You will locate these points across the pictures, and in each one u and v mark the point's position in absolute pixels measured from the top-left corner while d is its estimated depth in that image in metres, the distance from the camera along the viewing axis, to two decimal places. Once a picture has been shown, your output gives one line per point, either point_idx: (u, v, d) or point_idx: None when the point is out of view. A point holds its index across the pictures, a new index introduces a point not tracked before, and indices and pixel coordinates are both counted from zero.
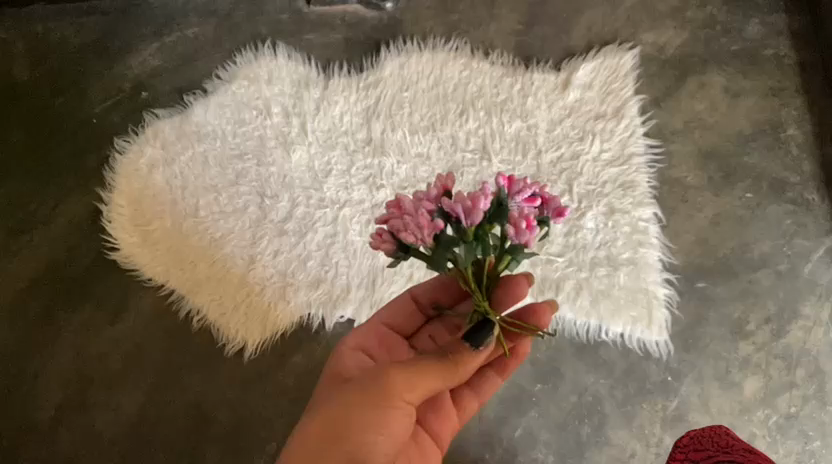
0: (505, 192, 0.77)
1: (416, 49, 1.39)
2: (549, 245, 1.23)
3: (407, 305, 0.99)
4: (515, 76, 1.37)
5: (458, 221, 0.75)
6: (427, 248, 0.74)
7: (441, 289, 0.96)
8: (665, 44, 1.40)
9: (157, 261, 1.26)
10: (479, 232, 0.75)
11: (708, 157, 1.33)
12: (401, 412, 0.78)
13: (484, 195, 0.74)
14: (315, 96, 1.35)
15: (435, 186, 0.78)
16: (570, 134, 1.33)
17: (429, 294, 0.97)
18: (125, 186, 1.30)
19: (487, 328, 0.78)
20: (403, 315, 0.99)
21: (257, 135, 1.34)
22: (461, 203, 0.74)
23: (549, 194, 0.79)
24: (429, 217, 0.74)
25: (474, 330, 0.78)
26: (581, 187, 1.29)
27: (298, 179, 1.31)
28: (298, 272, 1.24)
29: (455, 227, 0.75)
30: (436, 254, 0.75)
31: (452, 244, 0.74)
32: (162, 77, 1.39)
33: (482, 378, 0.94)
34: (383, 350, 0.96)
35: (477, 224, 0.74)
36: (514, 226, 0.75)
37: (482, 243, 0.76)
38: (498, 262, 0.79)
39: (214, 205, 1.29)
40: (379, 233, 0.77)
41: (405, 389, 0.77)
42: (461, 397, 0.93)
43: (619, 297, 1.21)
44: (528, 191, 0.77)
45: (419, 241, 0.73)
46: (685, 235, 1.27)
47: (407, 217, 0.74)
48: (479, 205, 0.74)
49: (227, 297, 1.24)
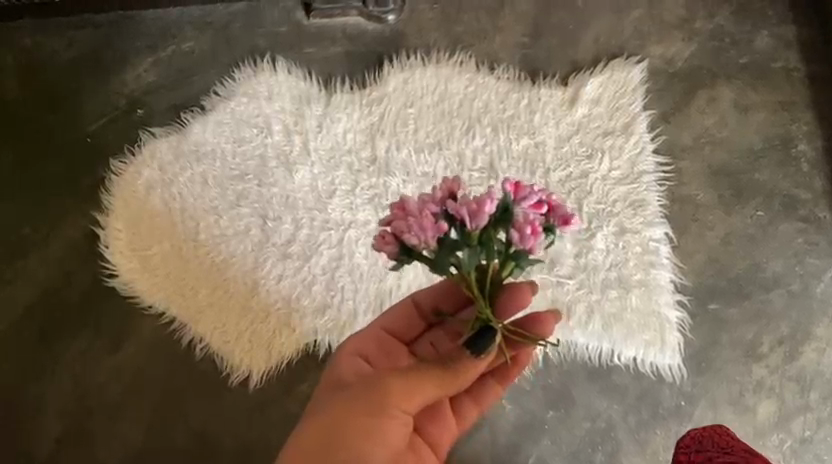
0: (511, 197, 0.75)
1: (419, 64, 1.35)
2: (560, 266, 1.21)
3: (408, 310, 0.96)
4: (521, 92, 1.34)
5: (462, 224, 0.73)
6: (430, 251, 0.73)
7: (445, 295, 0.94)
8: (673, 56, 1.38)
9: (157, 286, 1.22)
10: (483, 236, 0.73)
11: (718, 173, 1.30)
12: (398, 420, 0.78)
13: (489, 199, 0.73)
14: (318, 113, 1.32)
15: (441, 189, 0.76)
16: (578, 151, 1.30)
17: (432, 300, 0.94)
18: (123, 210, 1.26)
19: (489, 335, 0.77)
20: (404, 320, 0.97)
21: (258, 155, 1.30)
22: (466, 206, 0.73)
23: (556, 201, 0.77)
24: (433, 219, 0.73)
25: (476, 336, 0.77)
26: (591, 206, 1.26)
27: (301, 199, 1.27)
28: (303, 296, 1.21)
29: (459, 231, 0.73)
30: (439, 257, 0.73)
31: (455, 246, 0.73)
32: (158, 93, 1.35)
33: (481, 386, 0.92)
34: (382, 356, 0.94)
35: (482, 228, 0.73)
36: (519, 231, 0.73)
37: (486, 248, 0.73)
38: (501, 269, 0.76)
39: (214, 228, 1.25)
40: (383, 234, 0.75)
41: (403, 398, 0.77)
42: (461, 405, 0.93)
43: (631, 320, 1.19)
44: (535, 197, 0.75)
45: (422, 244, 0.72)
46: (697, 255, 1.25)
47: (411, 219, 0.73)
48: (485, 208, 0.72)
49: (231, 326, 1.20)
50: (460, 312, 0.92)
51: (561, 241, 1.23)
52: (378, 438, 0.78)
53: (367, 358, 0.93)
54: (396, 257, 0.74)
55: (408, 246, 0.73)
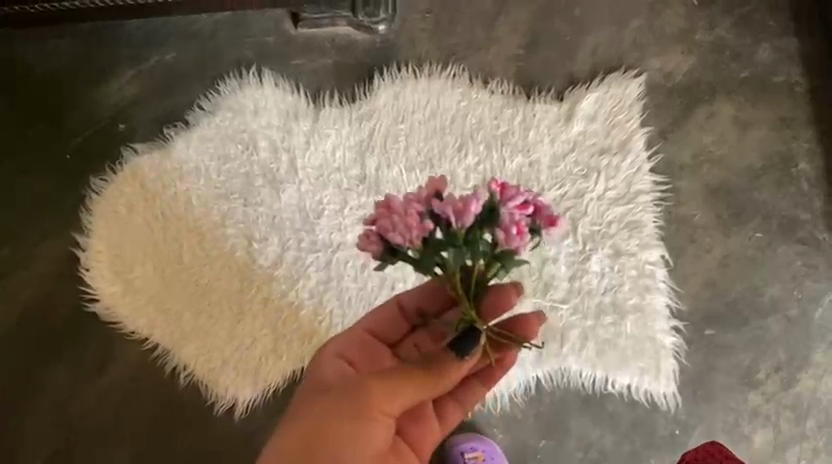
0: (498, 196, 0.71)
1: (411, 77, 1.31)
2: (554, 291, 1.19)
3: (390, 312, 0.93)
4: (515, 107, 1.30)
5: (447, 223, 0.69)
6: (415, 251, 0.69)
7: (429, 295, 0.91)
8: (672, 70, 1.34)
9: (139, 311, 1.19)
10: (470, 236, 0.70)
11: (717, 193, 1.27)
12: (383, 424, 0.76)
13: (476, 198, 0.69)
14: (305, 128, 1.28)
15: (426, 187, 0.72)
16: (574, 170, 1.27)
17: (416, 301, 0.91)
18: (103, 232, 1.23)
19: (473, 337, 0.76)
20: (387, 322, 0.93)
21: (243, 172, 1.26)
22: (452, 204, 0.69)
23: (542, 202, 0.74)
24: (418, 218, 0.69)
25: (461, 339, 0.76)
26: (586, 228, 1.23)
27: (289, 219, 1.23)
28: (291, 321, 1.18)
29: (445, 230, 0.69)
30: (424, 256, 0.69)
31: (440, 247, 0.69)
32: (141, 106, 1.30)
33: (467, 390, 0.90)
34: (365, 357, 0.90)
35: (469, 226, 0.69)
36: (505, 232, 0.69)
37: (472, 248, 0.70)
38: (487, 270, 0.73)
39: (199, 251, 1.21)
40: (367, 233, 0.70)
41: (386, 400, 0.75)
42: (445, 408, 0.89)
43: (626, 347, 1.17)
44: (522, 197, 0.71)
45: (407, 243, 0.68)
46: (693, 278, 1.22)
47: (396, 217, 0.69)
48: (471, 208, 0.69)
49: (215, 353, 1.17)
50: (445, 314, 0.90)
51: (555, 264, 1.20)
52: (363, 440, 0.76)
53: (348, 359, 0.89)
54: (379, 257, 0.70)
55: (391, 245, 0.69)
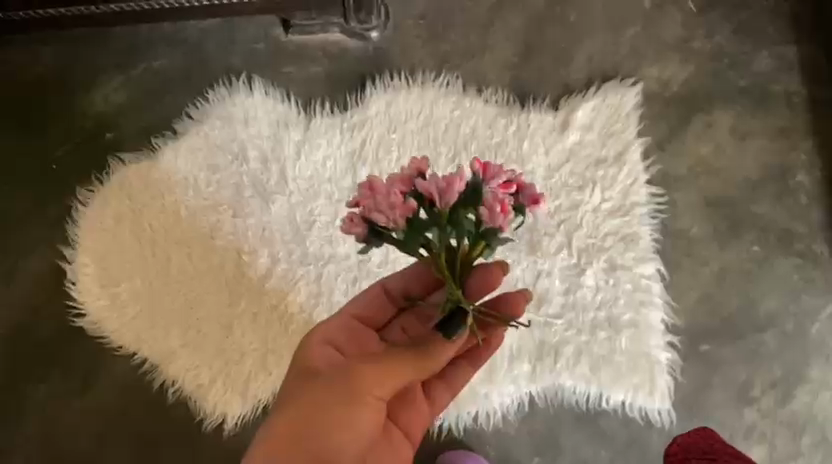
0: (480, 176, 0.75)
1: (404, 85, 1.29)
2: (547, 305, 1.17)
3: (376, 297, 0.95)
4: (510, 116, 1.28)
5: (431, 203, 0.74)
6: (400, 231, 0.73)
7: (415, 279, 0.93)
8: (669, 79, 1.31)
9: (126, 326, 1.17)
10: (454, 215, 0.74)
11: (713, 206, 1.25)
12: (375, 406, 0.77)
13: (459, 177, 0.73)
14: (296, 138, 1.26)
15: (409, 168, 0.77)
16: (569, 181, 1.24)
17: (402, 285, 0.94)
18: (90, 245, 1.21)
19: (460, 317, 0.80)
20: (373, 306, 0.95)
21: (232, 183, 1.23)
22: (435, 184, 0.74)
23: (524, 181, 0.79)
24: (402, 198, 0.73)
25: (448, 319, 0.79)
26: (581, 241, 1.21)
27: (279, 231, 1.21)
28: (281, 336, 1.17)
29: (429, 209, 0.74)
30: (409, 236, 0.73)
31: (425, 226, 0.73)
32: (129, 115, 1.28)
33: (454, 371, 0.93)
34: (352, 342, 0.90)
35: (452, 205, 0.73)
36: (488, 210, 0.73)
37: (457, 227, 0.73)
38: (472, 250, 0.77)
39: (188, 264, 1.20)
40: (352, 215, 0.75)
41: (378, 381, 0.77)
42: (434, 390, 0.93)
43: (620, 363, 1.15)
44: (503, 176, 0.76)
45: (391, 223, 0.72)
46: (689, 293, 1.21)
47: (379, 197, 0.73)
48: (454, 186, 0.73)
49: (204, 369, 1.16)
50: (430, 296, 0.92)
51: (549, 278, 1.19)
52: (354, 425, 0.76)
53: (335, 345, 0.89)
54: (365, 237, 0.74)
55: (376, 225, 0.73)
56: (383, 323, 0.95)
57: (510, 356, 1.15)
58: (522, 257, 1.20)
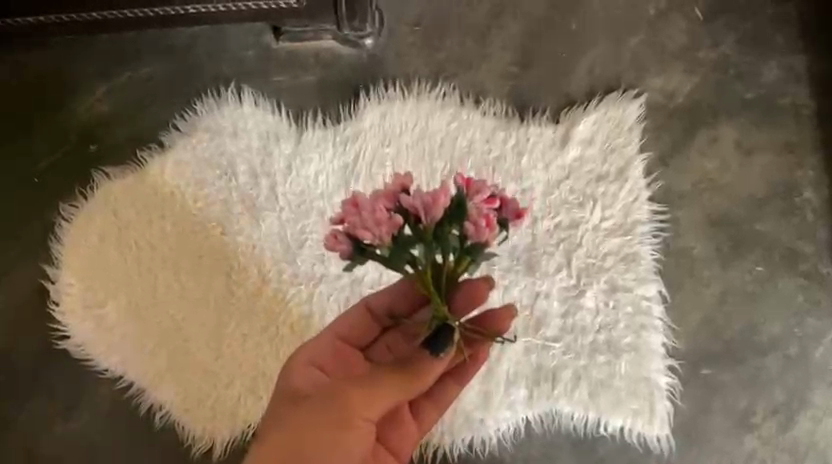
0: (464, 192, 0.75)
1: (399, 96, 1.24)
2: (545, 329, 1.15)
3: (360, 315, 0.91)
4: (508, 129, 1.23)
5: (415, 219, 0.73)
6: (385, 247, 0.72)
7: (400, 298, 0.89)
8: (674, 90, 1.27)
9: (112, 348, 1.14)
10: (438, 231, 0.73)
11: (716, 224, 1.22)
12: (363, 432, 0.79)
13: (443, 192, 0.73)
14: (286, 152, 1.21)
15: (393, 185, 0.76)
16: (569, 198, 1.20)
17: (386, 304, 0.89)
18: (74, 263, 1.17)
19: (446, 334, 0.78)
20: (356, 326, 0.91)
21: (221, 199, 1.19)
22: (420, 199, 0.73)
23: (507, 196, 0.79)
24: (387, 214, 0.72)
25: (435, 337, 0.78)
26: (580, 260, 1.18)
27: (269, 250, 1.17)
28: (271, 359, 1.13)
29: (414, 225, 0.73)
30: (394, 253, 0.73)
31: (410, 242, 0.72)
32: (113, 126, 1.23)
33: (441, 390, 0.92)
34: (337, 364, 0.89)
35: (436, 221, 0.73)
36: (474, 225, 0.73)
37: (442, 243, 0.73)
38: (457, 265, 0.76)
39: (176, 284, 1.16)
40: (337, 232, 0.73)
41: (364, 407, 0.78)
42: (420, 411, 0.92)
43: (619, 388, 1.13)
44: (487, 191, 0.76)
45: (377, 239, 0.72)
46: (691, 315, 1.18)
47: (364, 214, 0.72)
48: (440, 200, 0.73)
49: (193, 393, 1.12)
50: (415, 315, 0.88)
51: (548, 300, 1.16)
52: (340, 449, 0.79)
53: (320, 367, 0.87)
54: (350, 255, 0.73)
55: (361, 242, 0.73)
56: (368, 340, 0.92)
57: (506, 382, 1.12)
58: (520, 277, 1.17)
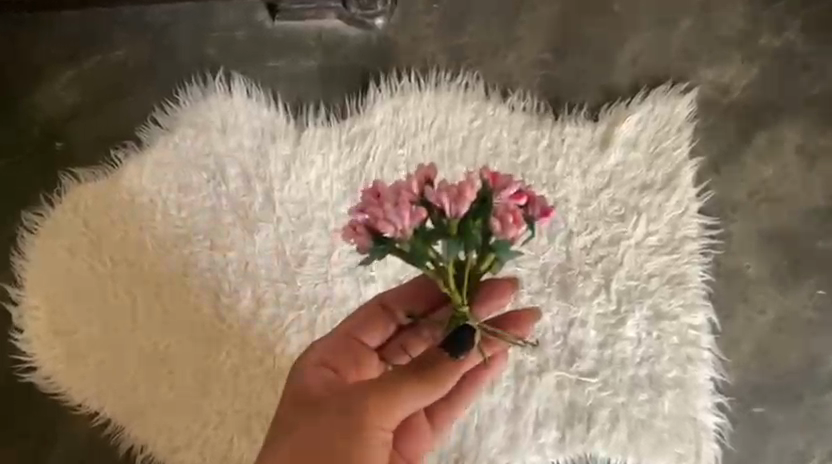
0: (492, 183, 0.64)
1: (414, 88, 1.07)
2: (580, 362, 1.01)
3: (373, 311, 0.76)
4: (540, 128, 1.07)
5: (441, 213, 0.63)
6: (407, 241, 0.62)
7: (417, 293, 0.76)
8: (729, 84, 1.10)
9: (85, 380, 1.00)
10: (465, 226, 0.63)
11: (773, 241, 1.07)
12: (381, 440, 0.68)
13: (471, 184, 0.63)
14: (284, 152, 1.05)
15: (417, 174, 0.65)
16: (609, 210, 1.05)
17: (402, 300, 0.76)
18: (41, 281, 1.03)
19: (467, 335, 0.68)
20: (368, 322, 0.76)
21: (209, 207, 1.04)
22: (446, 190, 0.63)
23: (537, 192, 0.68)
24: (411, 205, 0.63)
25: (453, 339, 0.67)
26: (621, 283, 1.03)
27: (264, 267, 1.02)
28: (267, 395, 0.99)
29: (438, 218, 0.63)
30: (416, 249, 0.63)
31: (433, 235, 0.63)
32: (83, 121, 1.08)
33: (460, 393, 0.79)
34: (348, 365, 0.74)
35: (463, 215, 0.63)
36: (501, 221, 0.63)
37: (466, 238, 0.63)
38: (480, 262, 0.66)
39: (156, 305, 1.01)
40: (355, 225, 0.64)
41: (382, 415, 0.67)
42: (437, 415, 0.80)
43: (662, 430, 1.00)
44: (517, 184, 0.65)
45: (399, 233, 0.62)
46: (742, 345, 1.04)
47: (385, 204, 0.62)
48: (467, 193, 0.62)
49: (179, 432, 0.98)
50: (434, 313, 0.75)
51: (583, 328, 1.02)
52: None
53: (333, 369, 0.73)
54: (368, 250, 0.63)
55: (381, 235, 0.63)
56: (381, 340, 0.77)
57: (534, 423, 1.00)
58: (551, 300, 1.03)
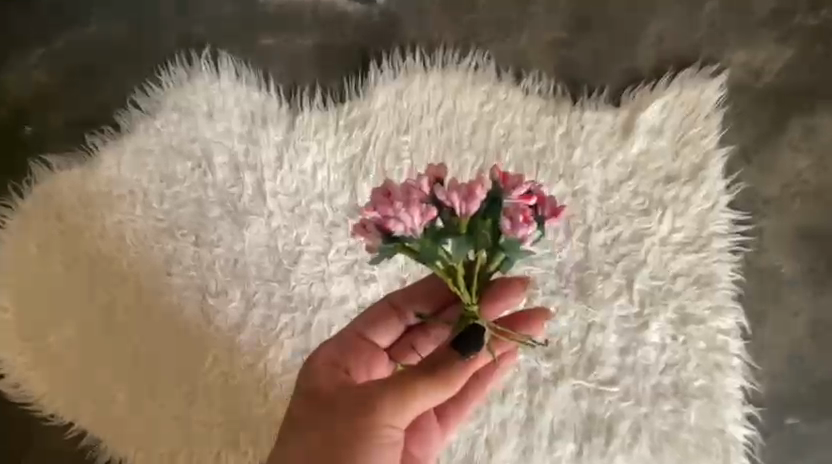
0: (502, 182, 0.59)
1: (419, 68, 0.98)
2: (599, 370, 0.93)
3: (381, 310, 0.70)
4: (556, 114, 0.98)
5: (451, 210, 0.57)
6: (416, 241, 0.57)
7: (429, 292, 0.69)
8: (762, 67, 1.01)
9: (58, 388, 0.92)
10: (474, 225, 0.57)
11: (808, 238, 0.99)
12: (392, 443, 0.64)
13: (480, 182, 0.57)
14: (276, 138, 0.96)
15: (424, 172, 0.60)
16: (632, 204, 0.96)
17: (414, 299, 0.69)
18: (10, 279, 0.94)
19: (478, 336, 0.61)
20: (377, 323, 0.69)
21: (194, 199, 0.95)
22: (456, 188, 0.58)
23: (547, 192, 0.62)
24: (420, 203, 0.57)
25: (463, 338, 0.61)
26: (644, 283, 0.95)
27: (254, 265, 0.93)
28: (257, 405, 0.91)
29: (447, 217, 0.57)
30: (423, 249, 0.57)
31: (441, 235, 0.57)
32: (57, 104, 0.99)
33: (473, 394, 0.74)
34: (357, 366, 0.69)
35: (474, 213, 0.57)
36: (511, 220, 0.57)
37: (476, 237, 0.57)
38: (490, 263, 0.60)
39: (136, 307, 0.92)
40: (362, 223, 0.57)
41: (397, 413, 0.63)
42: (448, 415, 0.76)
43: (688, 443, 0.92)
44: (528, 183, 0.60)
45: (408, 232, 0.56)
46: (774, 351, 0.96)
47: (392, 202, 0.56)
48: (478, 192, 0.57)
49: (161, 446, 0.90)
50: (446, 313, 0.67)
51: (603, 333, 0.94)
52: None
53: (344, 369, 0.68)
54: (377, 251, 0.58)
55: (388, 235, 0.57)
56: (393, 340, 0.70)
57: (549, 435, 0.92)
58: (568, 302, 0.94)
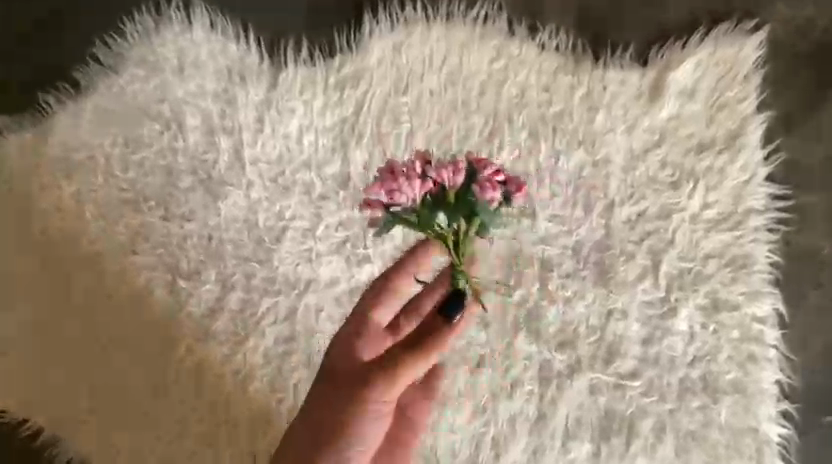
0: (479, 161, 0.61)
1: (420, 20, 0.86)
2: (620, 362, 0.83)
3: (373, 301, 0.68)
4: (576, 73, 0.86)
5: (443, 186, 0.59)
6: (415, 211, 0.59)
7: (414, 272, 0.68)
8: (810, 21, 0.89)
9: (12, 379, 0.82)
10: (461, 197, 0.59)
11: None
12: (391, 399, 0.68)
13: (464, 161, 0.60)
14: (257, 98, 0.84)
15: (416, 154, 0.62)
16: (659, 176, 0.85)
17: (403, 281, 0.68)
18: None
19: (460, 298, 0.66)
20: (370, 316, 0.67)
21: (163, 166, 0.83)
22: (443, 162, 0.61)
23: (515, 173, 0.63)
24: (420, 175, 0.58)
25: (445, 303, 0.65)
26: (672, 265, 0.84)
27: (232, 242, 0.82)
28: (235, 401, 0.80)
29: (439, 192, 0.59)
30: (420, 219, 0.59)
31: (436, 206, 0.59)
32: (9, 58, 0.87)
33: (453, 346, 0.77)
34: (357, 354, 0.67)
35: (460, 186, 0.59)
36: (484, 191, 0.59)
37: (462, 207, 0.59)
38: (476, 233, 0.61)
39: (98, 290, 0.82)
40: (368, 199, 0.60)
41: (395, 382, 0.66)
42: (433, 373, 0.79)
43: (717, 444, 0.82)
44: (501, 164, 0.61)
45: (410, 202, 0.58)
46: (815, 341, 0.85)
47: (395, 176, 0.58)
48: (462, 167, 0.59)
49: (127, 447, 0.80)
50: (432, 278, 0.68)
51: (625, 321, 0.83)
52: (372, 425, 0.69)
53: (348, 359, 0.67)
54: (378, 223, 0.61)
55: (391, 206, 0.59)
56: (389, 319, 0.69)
57: (563, 434, 0.82)
58: (587, 286, 0.83)
